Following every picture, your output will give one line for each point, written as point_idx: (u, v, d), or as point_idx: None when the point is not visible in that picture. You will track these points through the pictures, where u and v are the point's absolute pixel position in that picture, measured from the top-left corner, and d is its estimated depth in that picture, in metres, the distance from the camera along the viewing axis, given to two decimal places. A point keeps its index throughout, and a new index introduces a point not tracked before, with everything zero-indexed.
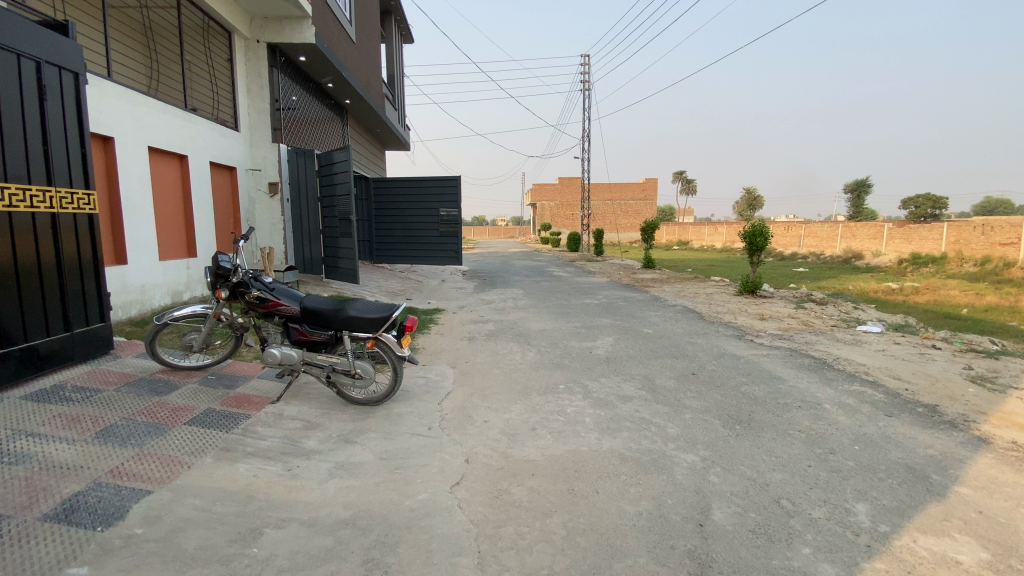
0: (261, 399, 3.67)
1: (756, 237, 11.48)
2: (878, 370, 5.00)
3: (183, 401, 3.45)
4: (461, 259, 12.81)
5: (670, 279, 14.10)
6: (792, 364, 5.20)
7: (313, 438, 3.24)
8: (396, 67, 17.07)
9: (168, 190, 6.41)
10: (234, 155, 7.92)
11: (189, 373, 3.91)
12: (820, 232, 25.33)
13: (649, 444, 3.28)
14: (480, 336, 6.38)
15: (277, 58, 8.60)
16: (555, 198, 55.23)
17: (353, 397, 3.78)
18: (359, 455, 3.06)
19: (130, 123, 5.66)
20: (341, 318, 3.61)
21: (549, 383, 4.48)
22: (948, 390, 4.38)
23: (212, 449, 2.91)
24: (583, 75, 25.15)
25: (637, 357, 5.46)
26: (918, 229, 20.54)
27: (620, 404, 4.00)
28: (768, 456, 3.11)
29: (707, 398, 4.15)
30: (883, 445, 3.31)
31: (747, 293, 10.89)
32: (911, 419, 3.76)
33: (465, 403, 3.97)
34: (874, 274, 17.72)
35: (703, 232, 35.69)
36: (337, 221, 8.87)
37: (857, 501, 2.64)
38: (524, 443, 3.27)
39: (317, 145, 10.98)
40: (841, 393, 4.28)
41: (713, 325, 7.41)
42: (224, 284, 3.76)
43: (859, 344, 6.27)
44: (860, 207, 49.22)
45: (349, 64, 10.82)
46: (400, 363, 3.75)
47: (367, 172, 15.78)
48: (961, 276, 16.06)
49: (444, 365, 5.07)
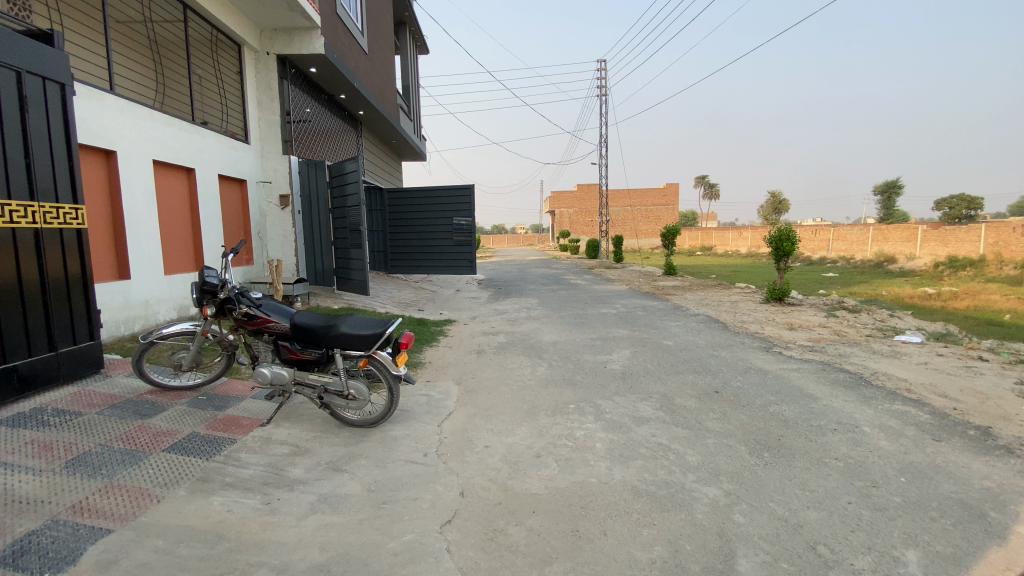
0: (250, 422, 3.48)
1: (781, 242, 10.98)
2: (921, 386, 4.54)
3: (166, 424, 3.29)
4: (475, 269, 12.59)
5: (692, 286, 13.62)
6: (825, 380, 4.78)
7: (300, 466, 3.01)
8: (411, 77, 17.09)
9: (175, 203, 6.36)
10: (244, 167, 7.87)
11: (179, 393, 3.76)
12: (850, 235, 24.50)
13: (666, 475, 2.95)
14: (490, 349, 6.11)
15: (287, 70, 8.56)
16: (574, 205, 54.88)
17: (347, 418, 3.56)
18: (346, 486, 2.81)
19: (134, 137, 5.60)
20: (331, 335, 3.37)
21: (559, 402, 4.18)
22: (1002, 409, 3.92)
23: (187, 479, 2.73)
24: (600, 80, 24.85)
25: (654, 372, 5.11)
26: (953, 231, 19.60)
27: (635, 427, 3.68)
28: (802, 491, 2.75)
29: (731, 420, 3.79)
30: (933, 476, 2.89)
31: (774, 300, 10.40)
32: (962, 444, 3.32)
33: (466, 425, 3.70)
34: (908, 278, 16.92)
35: (727, 237, 34.93)
36: (348, 231, 8.72)
37: (907, 546, 2.26)
38: (526, 473, 2.97)
39: (330, 156, 10.94)
40: (882, 414, 3.87)
41: (737, 336, 6.99)
42: (211, 300, 3.58)
43: (897, 356, 5.80)
44: (891, 209, 47.55)
45: (361, 74, 10.76)
46: (396, 382, 3.51)
47: (383, 182, 15.75)
48: (1003, 279, 15.21)
49: (449, 381, 4.81)
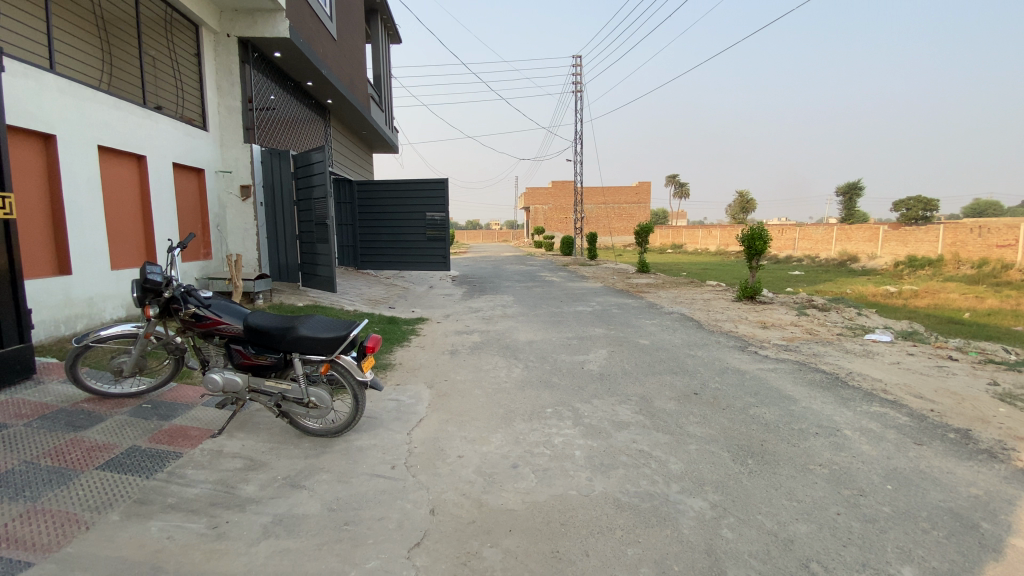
0: (199, 433, 3.18)
1: (754, 241, 11.05)
2: (897, 388, 4.53)
3: (102, 437, 2.98)
4: (449, 265, 12.30)
5: (666, 284, 13.62)
6: (802, 381, 4.73)
7: (253, 482, 2.74)
8: (383, 67, 16.62)
9: (123, 192, 5.90)
10: (202, 156, 7.41)
11: (121, 401, 3.44)
12: (815, 235, 25.14)
13: (649, 486, 2.80)
14: (463, 349, 5.88)
15: (249, 54, 8.09)
16: (548, 201, 54.87)
17: (307, 427, 3.29)
18: (304, 505, 2.56)
19: (76, 120, 5.14)
20: (289, 338, 3.10)
21: (535, 406, 4.00)
22: (978, 411, 3.93)
23: (122, 502, 2.44)
24: (575, 76, 24.72)
25: (632, 373, 4.98)
26: (913, 232, 20.21)
27: (615, 433, 3.52)
28: (789, 501, 2.63)
29: (712, 424, 3.68)
30: (919, 483, 2.82)
31: (746, 298, 10.47)
32: (944, 449, 3.28)
33: (438, 433, 3.48)
34: (871, 277, 17.38)
35: (698, 236, 35.43)
36: (314, 225, 8.29)
37: (901, 562, 2.16)
38: (502, 487, 2.77)
39: (295, 146, 10.48)
40: (861, 417, 3.83)
41: (713, 335, 6.95)
42: (154, 300, 3.25)
43: (871, 355, 5.84)
44: (852, 210, 49.21)
45: (330, 62, 10.32)
46: (361, 389, 3.27)
47: (352, 174, 15.25)
48: (959, 279, 15.77)
49: (420, 384, 4.57)
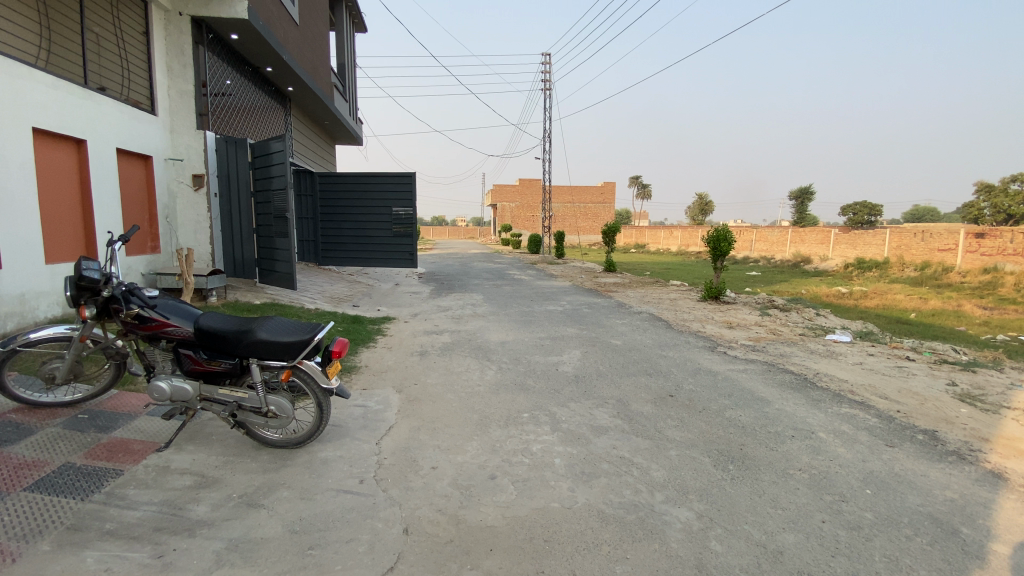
0: (143, 447, 2.87)
1: (719, 242, 11.20)
2: (863, 388, 4.62)
3: (30, 453, 2.63)
4: (416, 262, 11.98)
5: (632, 283, 13.72)
6: (773, 382, 4.76)
7: (205, 502, 2.48)
8: (346, 56, 16.06)
9: (61, 179, 5.38)
10: (150, 142, 6.88)
11: (53, 411, 3.08)
12: (771, 237, 26.02)
13: (633, 496, 2.70)
14: (433, 350, 5.66)
15: (203, 35, 7.56)
16: (515, 199, 54.83)
17: (265, 437, 3.06)
18: (263, 527, 2.33)
19: (9, 98, 4.63)
20: (246, 342, 2.84)
21: (511, 411, 3.85)
22: (941, 412, 4.04)
23: (53, 530, 2.14)
24: (544, 74, 24.58)
25: (607, 375, 4.89)
26: (862, 235, 21.09)
27: (594, 438, 3.41)
28: (774, 509, 2.58)
29: (690, 428, 3.62)
30: (896, 487, 2.84)
31: (711, 298, 10.64)
32: (914, 451, 3.33)
33: (408, 442, 3.28)
34: (824, 278, 18.10)
35: (660, 236, 36.13)
36: (272, 218, 7.85)
37: (890, 572, 2.14)
38: (480, 501, 2.61)
39: (252, 135, 9.94)
40: (834, 418, 3.86)
41: (682, 335, 6.97)
42: (91, 300, 2.90)
43: (835, 355, 5.98)
44: (804, 213, 51.46)
45: (291, 47, 9.83)
46: (325, 397, 3.04)
47: (313, 166, 14.68)
48: (904, 280, 16.62)
49: (389, 389, 4.35)
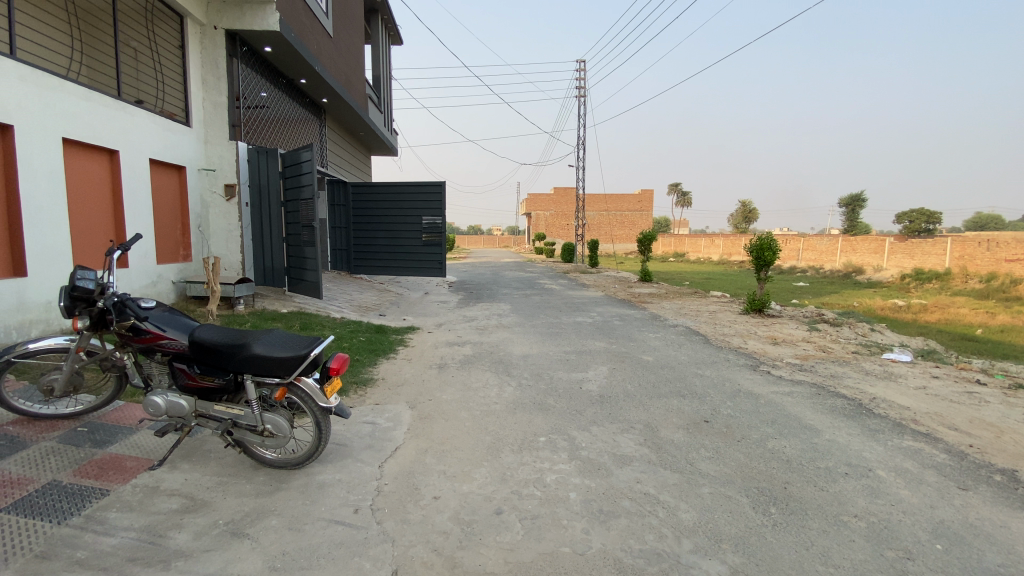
0: (135, 464, 2.76)
1: (762, 250, 10.57)
2: (928, 417, 4.08)
3: (18, 470, 2.55)
4: (445, 270, 11.86)
5: (668, 294, 13.18)
6: (822, 408, 4.28)
7: (189, 529, 2.32)
8: (382, 67, 16.32)
9: (93, 189, 5.50)
10: (183, 152, 7.02)
11: (53, 423, 3.03)
12: (819, 246, 24.72)
13: (655, 543, 2.36)
14: (452, 364, 5.44)
15: (238, 48, 7.71)
16: (551, 208, 54.58)
17: (263, 457, 2.88)
18: (242, 562, 2.13)
19: (39, 109, 4.73)
20: (240, 357, 2.68)
21: (527, 434, 3.56)
22: (1022, 447, 3.49)
23: (19, 559, 2.01)
24: (579, 82, 24.45)
25: (635, 396, 4.52)
26: (919, 244, 19.65)
27: (616, 470, 3.08)
28: (823, 568, 2.19)
29: (726, 461, 3.23)
30: (974, 543, 2.39)
31: (753, 311, 10.03)
32: (992, 496, 2.84)
33: (413, 467, 3.04)
34: (878, 290, 16.92)
35: (701, 245, 34.93)
36: (301, 227, 7.84)
37: None
38: (481, 541, 2.34)
39: (285, 145, 10.12)
40: (894, 453, 3.38)
41: (720, 351, 6.50)
42: (86, 310, 2.83)
43: (893, 377, 5.39)
44: (855, 222, 48.80)
45: (325, 59, 9.98)
46: (324, 417, 2.84)
47: (348, 176, 14.85)
48: (968, 293, 15.33)
49: (401, 405, 4.14)
